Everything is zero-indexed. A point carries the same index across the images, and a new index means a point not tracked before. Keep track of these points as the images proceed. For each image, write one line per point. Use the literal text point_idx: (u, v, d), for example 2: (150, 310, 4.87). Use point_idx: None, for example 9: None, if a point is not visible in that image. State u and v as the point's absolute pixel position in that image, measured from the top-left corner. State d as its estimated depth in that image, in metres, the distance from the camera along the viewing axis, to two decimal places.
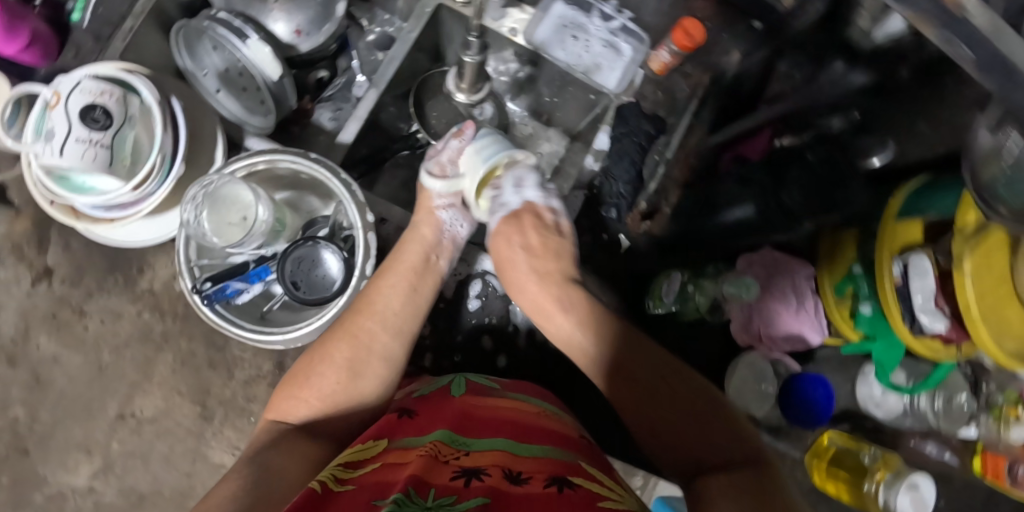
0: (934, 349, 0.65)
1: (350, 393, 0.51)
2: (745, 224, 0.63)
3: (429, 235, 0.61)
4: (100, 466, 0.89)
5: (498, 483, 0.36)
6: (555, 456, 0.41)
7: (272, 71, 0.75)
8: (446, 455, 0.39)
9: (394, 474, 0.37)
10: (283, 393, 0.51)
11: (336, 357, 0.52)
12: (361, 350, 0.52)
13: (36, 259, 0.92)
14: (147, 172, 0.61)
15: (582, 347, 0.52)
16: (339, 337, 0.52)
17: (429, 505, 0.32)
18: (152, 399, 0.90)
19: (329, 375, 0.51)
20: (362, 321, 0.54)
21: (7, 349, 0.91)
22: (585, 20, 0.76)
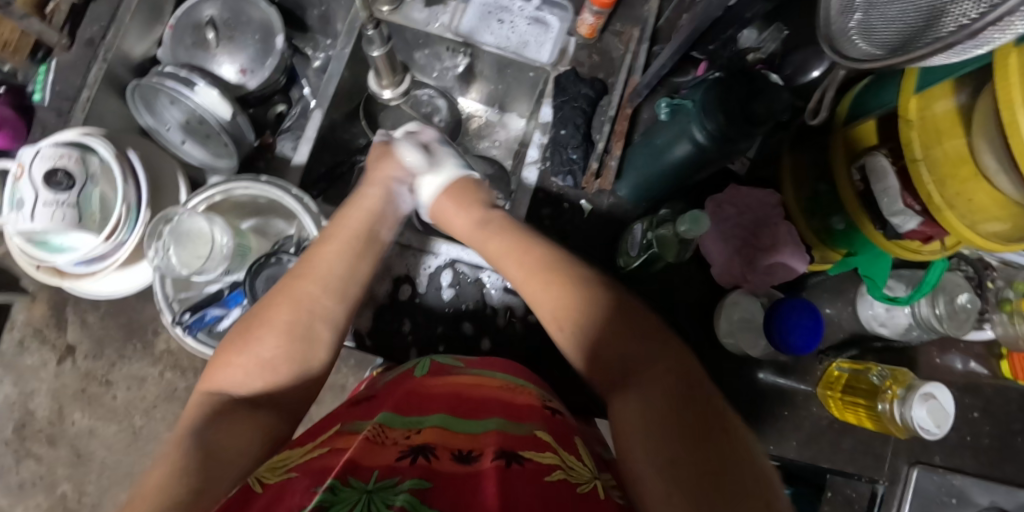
0: (915, 250, 0.63)
1: (294, 356, 0.52)
2: (690, 160, 0.63)
3: (367, 207, 0.63)
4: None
5: (443, 464, 0.36)
6: (506, 429, 0.41)
7: (223, 112, 0.77)
8: (394, 437, 0.39)
9: (334, 459, 0.37)
10: (216, 362, 0.52)
11: (278, 321, 0.52)
12: (302, 311, 0.53)
13: (58, 339, 0.96)
14: (115, 223, 0.65)
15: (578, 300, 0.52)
16: (281, 298, 0.54)
17: (371, 486, 0.32)
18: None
19: (269, 339, 0.51)
20: (302, 283, 0.55)
21: (47, 431, 0.95)
22: (507, 3, 0.78)
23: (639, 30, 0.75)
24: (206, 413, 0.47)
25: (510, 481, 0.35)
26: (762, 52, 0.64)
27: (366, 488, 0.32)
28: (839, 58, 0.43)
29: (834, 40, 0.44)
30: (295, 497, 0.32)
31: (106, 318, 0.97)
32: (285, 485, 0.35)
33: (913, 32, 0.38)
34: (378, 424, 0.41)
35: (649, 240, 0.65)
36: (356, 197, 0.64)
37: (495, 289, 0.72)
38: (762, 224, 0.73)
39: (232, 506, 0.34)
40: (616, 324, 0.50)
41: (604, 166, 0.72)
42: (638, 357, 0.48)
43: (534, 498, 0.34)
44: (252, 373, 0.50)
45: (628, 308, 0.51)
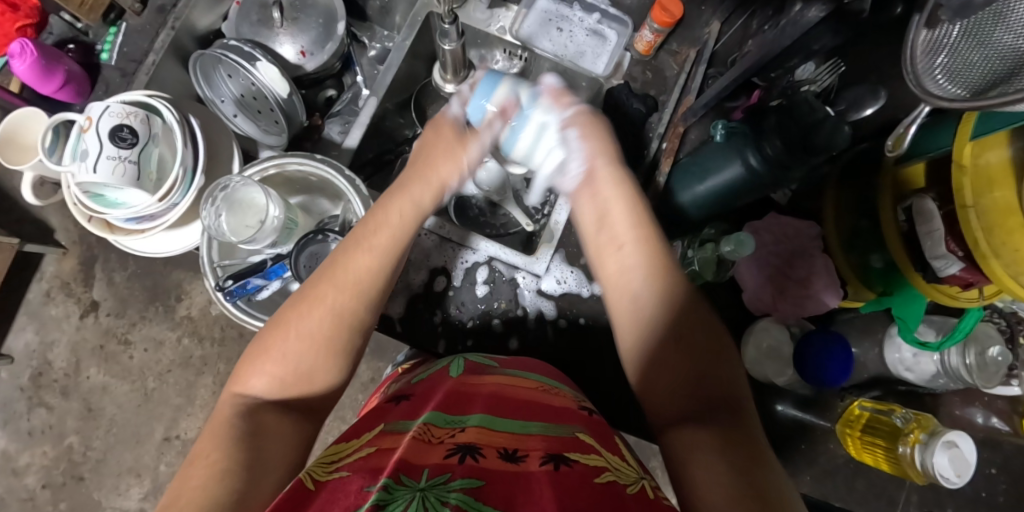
0: (954, 294, 0.63)
1: (326, 364, 0.51)
2: (735, 184, 0.65)
3: (431, 186, 0.61)
4: (149, 489, 1.08)
5: (491, 463, 0.37)
6: (551, 432, 0.41)
7: (282, 89, 0.80)
8: (440, 435, 0.40)
9: (386, 458, 0.37)
10: (247, 361, 0.50)
11: (313, 329, 0.51)
12: (346, 315, 0.52)
13: (84, 294, 1.09)
14: (173, 184, 0.66)
15: (642, 304, 0.52)
16: (314, 304, 0.52)
17: (423, 485, 0.33)
18: (195, 421, 1.08)
19: (305, 348, 0.50)
20: (338, 288, 0.53)
21: (61, 382, 1.09)
22: (568, 12, 0.80)
23: (695, 51, 0.77)
24: (240, 416, 0.46)
25: (561, 482, 0.35)
26: (816, 85, 0.67)
27: (419, 487, 0.33)
28: (923, 98, 0.43)
29: (918, 77, 0.43)
30: (350, 497, 0.33)
31: (133, 279, 1.09)
32: (337, 484, 0.35)
33: (1001, 80, 0.39)
34: (421, 425, 0.41)
35: (690, 257, 0.71)
36: (424, 165, 0.62)
37: (528, 291, 0.72)
38: (797, 253, 0.73)
39: (286, 502, 0.34)
40: (689, 334, 0.50)
41: (651, 182, 0.74)
42: (708, 380, 0.48)
43: (588, 498, 0.34)
44: (285, 383, 0.49)
45: (708, 333, 0.50)
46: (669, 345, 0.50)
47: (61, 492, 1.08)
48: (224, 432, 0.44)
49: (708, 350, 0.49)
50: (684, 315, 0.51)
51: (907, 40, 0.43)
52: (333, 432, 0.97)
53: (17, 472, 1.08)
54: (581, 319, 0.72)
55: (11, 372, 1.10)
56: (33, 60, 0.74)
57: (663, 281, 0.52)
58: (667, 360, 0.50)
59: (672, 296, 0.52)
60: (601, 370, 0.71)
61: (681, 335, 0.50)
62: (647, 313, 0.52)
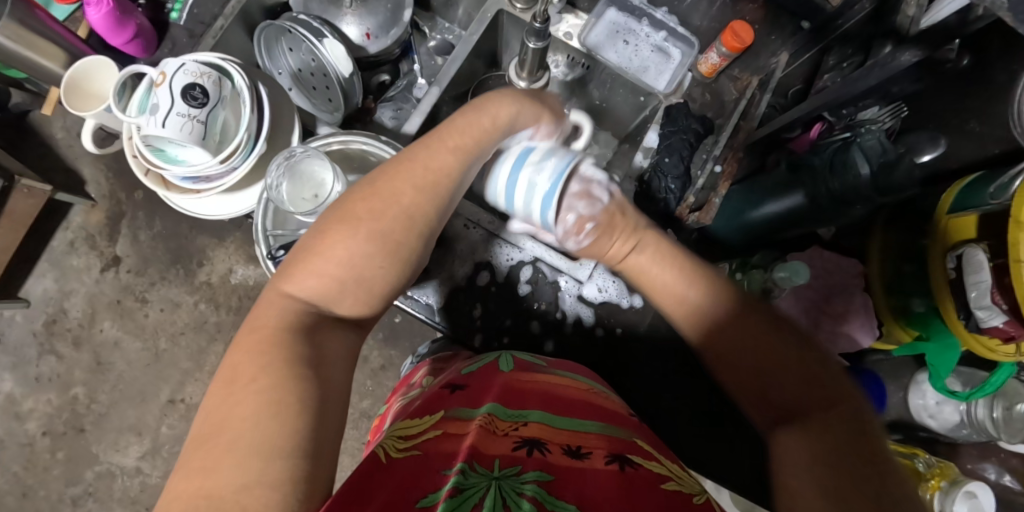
0: (992, 348, 0.63)
1: (380, 265, 0.49)
2: (794, 213, 0.67)
3: (491, 119, 0.55)
4: (148, 449, 1.08)
5: (556, 458, 0.39)
6: (610, 434, 0.43)
7: (345, 68, 0.80)
8: (504, 427, 0.42)
9: (456, 444, 0.39)
10: (299, 261, 0.49)
11: (372, 222, 0.49)
12: (406, 225, 0.51)
13: (108, 248, 1.10)
14: (237, 148, 0.67)
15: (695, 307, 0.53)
16: (374, 199, 0.50)
17: (495, 474, 0.36)
18: (203, 387, 1.08)
19: (365, 240, 0.49)
20: (397, 183, 0.51)
21: (74, 332, 1.10)
22: (636, 25, 0.80)
23: (758, 79, 0.78)
24: (289, 326, 0.45)
25: (626, 482, 0.37)
26: (880, 124, 0.68)
27: (492, 476, 0.35)
28: None
29: None
30: (427, 477, 0.36)
31: (158, 239, 1.09)
32: (410, 463, 0.38)
33: None
34: (485, 414, 0.43)
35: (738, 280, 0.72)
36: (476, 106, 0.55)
37: (570, 296, 0.73)
38: (834, 289, 0.74)
39: (363, 474, 0.37)
40: (747, 327, 0.50)
41: (705, 202, 0.73)
42: (792, 371, 0.47)
43: (652, 499, 0.36)
44: (336, 285, 0.48)
45: (782, 329, 0.49)
46: (746, 368, 0.49)
47: (60, 441, 1.08)
48: (275, 341, 0.44)
49: (786, 347, 0.49)
50: (742, 314, 0.51)
51: None
52: None
53: (19, 416, 1.09)
54: (618, 330, 0.72)
55: (25, 316, 1.10)
56: (108, 10, 0.75)
57: (712, 285, 0.53)
58: (738, 355, 0.50)
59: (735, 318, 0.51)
60: (627, 380, 0.71)
61: (752, 333, 0.50)
62: (705, 314, 0.52)
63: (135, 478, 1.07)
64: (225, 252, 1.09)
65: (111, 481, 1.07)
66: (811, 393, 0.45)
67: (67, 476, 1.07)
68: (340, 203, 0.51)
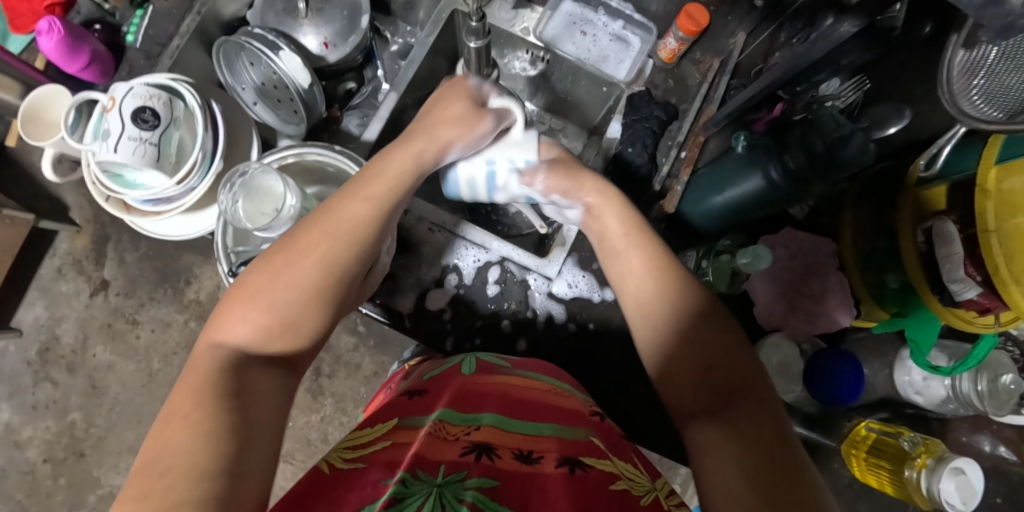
0: (970, 320, 0.61)
1: (310, 313, 0.48)
2: (757, 195, 0.66)
3: (412, 159, 0.57)
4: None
5: (505, 463, 0.38)
6: (565, 435, 0.43)
7: (303, 79, 0.79)
8: (455, 433, 0.41)
9: (402, 453, 0.39)
10: (230, 309, 0.48)
11: (298, 272, 0.48)
12: (330, 267, 0.49)
13: (95, 273, 1.10)
14: (193, 169, 0.67)
15: (650, 300, 0.53)
16: (302, 248, 0.49)
17: (439, 481, 0.35)
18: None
19: (292, 293, 0.48)
20: (321, 237, 0.50)
21: (68, 358, 1.10)
22: (593, 16, 0.80)
23: (719, 61, 0.76)
24: (219, 371, 0.43)
25: (574, 487, 0.37)
26: (841, 101, 0.67)
27: (435, 482, 0.34)
28: (959, 118, 0.45)
29: (956, 99, 0.44)
30: (367, 488, 0.35)
31: (144, 260, 1.10)
32: (354, 475, 0.37)
33: None
34: (436, 420, 0.43)
35: (704, 268, 0.72)
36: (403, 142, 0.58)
37: (540, 294, 0.72)
38: (811, 270, 0.73)
39: (304, 489, 0.37)
40: (710, 326, 0.50)
41: (668, 190, 0.74)
42: (730, 379, 0.47)
43: (601, 502, 0.36)
44: (268, 333, 0.47)
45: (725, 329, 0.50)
46: (699, 361, 0.49)
47: (61, 466, 1.09)
48: (200, 392, 0.41)
49: (735, 353, 0.48)
50: (704, 309, 0.51)
51: (944, 61, 0.44)
52: (334, 422, 0.97)
53: (19, 444, 1.09)
54: (590, 324, 0.72)
55: (18, 345, 1.11)
56: (60, 38, 0.75)
57: (673, 279, 0.53)
58: (680, 352, 0.50)
59: (692, 311, 0.51)
60: (603, 372, 0.71)
61: (702, 328, 0.50)
62: (658, 311, 0.52)
63: None
64: (212, 269, 1.09)
65: (114, 502, 1.08)
66: (748, 401, 0.45)
67: (71, 501, 1.08)
68: (268, 252, 0.51)
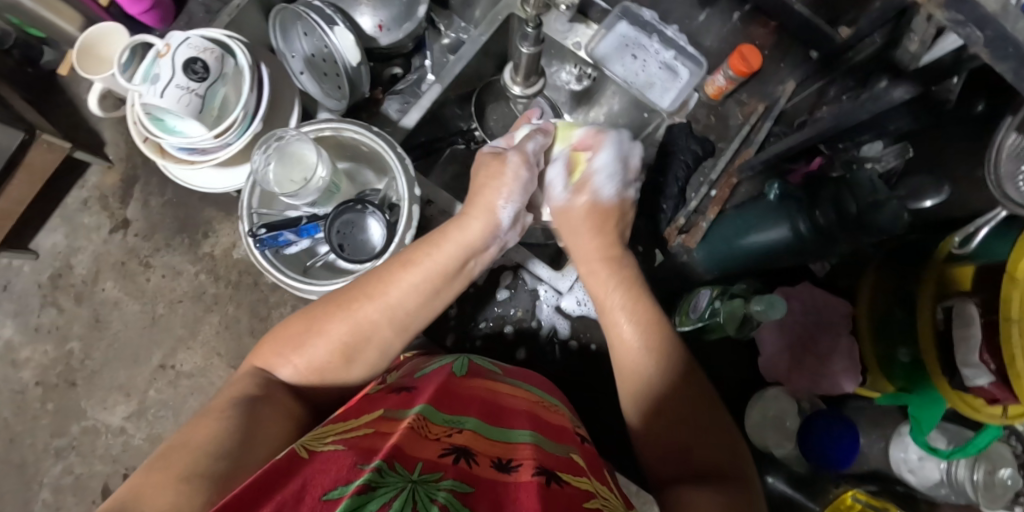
0: (978, 409, 0.59)
1: (339, 369, 0.53)
2: (780, 245, 0.68)
3: (468, 237, 0.60)
4: (135, 410, 1.10)
5: (481, 470, 0.38)
6: (546, 448, 0.43)
7: (353, 57, 0.81)
8: (436, 432, 0.41)
9: (379, 443, 0.39)
10: (274, 347, 0.52)
11: (333, 333, 0.52)
12: (360, 333, 0.53)
13: (118, 210, 1.12)
14: (231, 127, 0.68)
15: (637, 360, 0.55)
16: (340, 314, 0.53)
17: (414, 477, 0.35)
18: (193, 356, 1.10)
19: (324, 349, 0.52)
20: (366, 309, 0.54)
21: (77, 288, 1.12)
22: (647, 41, 0.79)
23: (765, 106, 0.76)
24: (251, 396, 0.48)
25: (550, 498, 0.37)
26: (880, 166, 0.64)
27: (410, 478, 0.34)
28: (1002, 201, 0.43)
29: (1001, 180, 0.43)
30: (342, 471, 0.35)
31: (167, 207, 1.11)
32: (330, 458, 0.37)
33: None
34: (418, 415, 0.43)
35: (716, 308, 0.68)
36: (460, 221, 0.61)
37: (547, 306, 0.72)
38: (822, 327, 0.73)
39: (280, 464, 0.37)
40: (686, 394, 0.53)
41: (692, 224, 0.74)
42: (711, 453, 0.49)
43: None
44: (300, 374, 0.52)
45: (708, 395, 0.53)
46: (679, 423, 0.51)
47: (51, 392, 1.11)
48: (228, 410, 0.45)
49: (717, 425, 0.51)
50: (677, 382, 0.53)
51: (995, 141, 0.43)
52: None
53: (15, 363, 1.11)
54: (592, 345, 0.71)
55: (33, 267, 1.13)
56: None
57: (661, 338, 0.56)
58: (664, 413, 0.52)
59: (671, 375, 0.54)
60: (598, 395, 0.70)
61: (691, 391, 0.53)
62: (645, 374, 0.54)
63: (118, 437, 1.09)
64: (231, 226, 1.10)
65: (95, 436, 1.09)
66: (722, 474, 0.47)
67: (55, 427, 1.10)
68: (313, 305, 0.55)
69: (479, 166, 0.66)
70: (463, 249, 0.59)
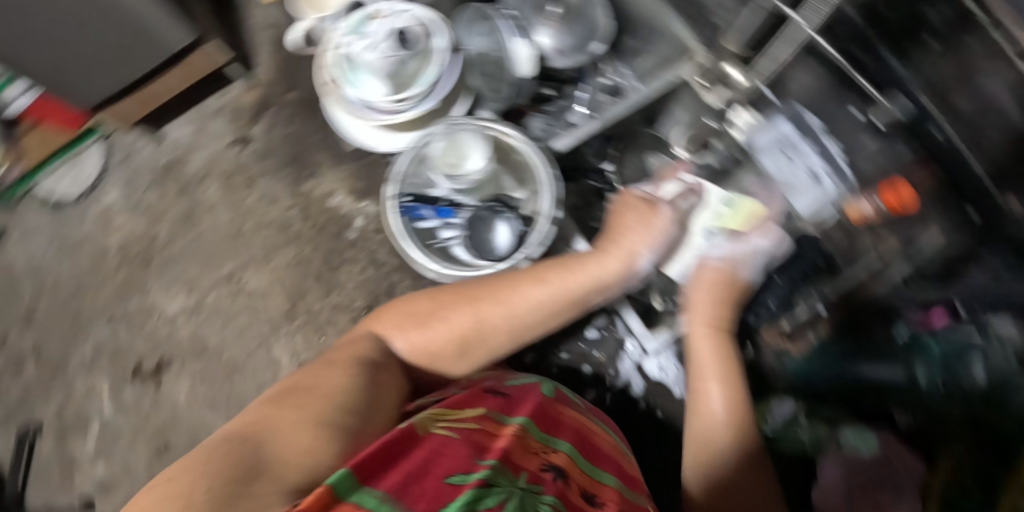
0: None
1: (449, 354, 0.57)
2: (885, 381, 0.76)
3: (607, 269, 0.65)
4: (191, 306, 1.16)
5: (574, 495, 0.40)
6: (628, 497, 0.44)
7: (524, 68, 0.88)
8: (536, 447, 0.43)
9: (489, 441, 0.41)
10: (398, 321, 0.59)
11: (455, 320, 0.57)
12: (478, 329, 0.58)
13: (244, 126, 1.20)
14: (410, 97, 0.72)
15: (718, 426, 0.64)
16: (464, 304, 0.58)
17: (521, 485, 0.36)
18: (260, 278, 1.15)
19: (442, 334, 0.57)
20: (491, 306, 0.59)
21: (184, 181, 1.20)
22: (804, 143, 0.78)
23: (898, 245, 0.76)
24: (371, 359, 0.52)
25: None
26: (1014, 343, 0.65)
27: (519, 485, 0.36)
28: None
29: None
30: (460, 456, 0.37)
31: (288, 139, 1.18)
32: (445, 439, 0.39)
33: None
34: (520, 425, 0.45)
35: (800, 423, 0.80)
36: (602, 253, 0.67)
37: (630, 360, 0.81)
38: (896, 482, 0.70)
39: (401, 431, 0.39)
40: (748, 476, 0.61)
41: (796, 331, 0.82)
42: None
43: None
44: (412, 350, 0.57)
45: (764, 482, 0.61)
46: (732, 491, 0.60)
47: (127, 263, 1.18)
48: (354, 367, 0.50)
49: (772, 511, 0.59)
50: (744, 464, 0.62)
51: None
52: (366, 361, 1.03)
53: (106, 226, 1.19)
54: (658, 409, 0.80)
55: (154, 148, 1.21)
56: None
57: (739, 420, 0.64)
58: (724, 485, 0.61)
59: (737, 456, 0.62)
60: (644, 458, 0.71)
61: (753, 473, 0.61)
62: (717, 447, 0.63)
63: (167, 325, 1.15)
64: (336, 176, 1.16)
65: (148, 316, 1.16)
66: None
67: (118, 295, 1.17)
68: (444, 289, 0.61)
69: (629, 206, 0.73)
70: (595, 280, 0.63)
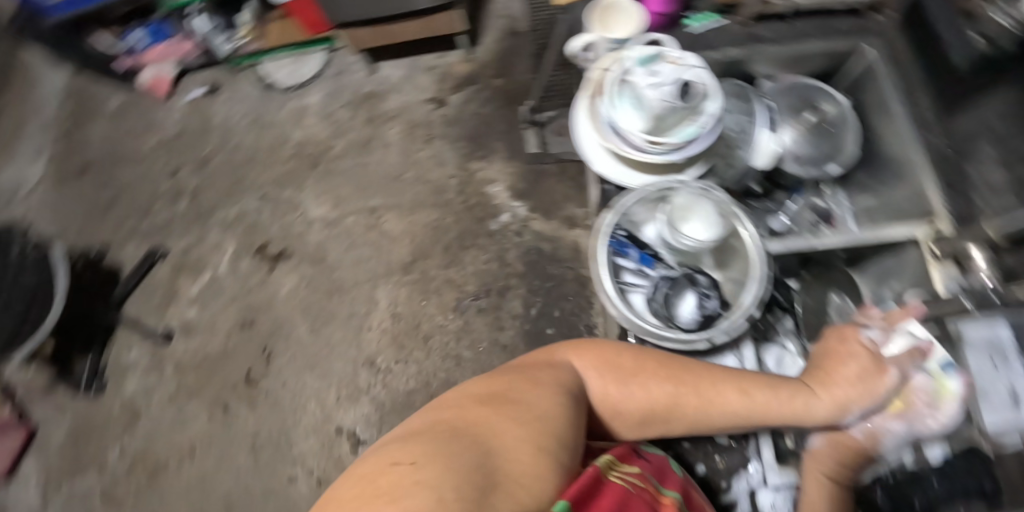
0: None
1: (638, 413, 0.57)
2: None
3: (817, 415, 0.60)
4: (328, 219, 1.21)
5: None
6: None
7: (763, 160, 0.85)
8: None
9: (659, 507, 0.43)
10: (602, 362, 0.57)
11: (658, 390, 0.56)
12: (670, 407, 0.57)
13: (448, 91, 1.26)
14: (661, 143, 0.71)
15: None
16: (668, 381, 0.57)
17: None
18: (397, 223, 1.19)
19: (639, 400, 0.56)
20: (692, 394, 0.57)
21: (374, 112, 1.27)
22: None
23: None
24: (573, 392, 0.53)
25: None
26: None
27: None
28: None
29: None
30: None
31: (480, 118, 1.23)
32: (624, 491, 0.41)
33: None
34: (675, 499, 0.46)
35: None
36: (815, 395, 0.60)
37: None
38: None
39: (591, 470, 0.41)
40: None
41: None
42: None
43: None
44: (607, 392, 0.56)
45: None
46: None
47: (295, 157, 1.26)
48: (562, 394, 0.51)
49: None
50: None
51: None
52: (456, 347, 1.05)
53: (295, 119, 1.28)
54: None
55: (364, 73, 1.29)
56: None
57: None
58: None
59: None
60: None
61: None
62: None
63: (301, 224, 1.21)
64: (505, 168, 1.20)
65: (290, 209, 1.22)
66: None
67: (275, 181, 1.25)
68: (649, 355, 0.59)
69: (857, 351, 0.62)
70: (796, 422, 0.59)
